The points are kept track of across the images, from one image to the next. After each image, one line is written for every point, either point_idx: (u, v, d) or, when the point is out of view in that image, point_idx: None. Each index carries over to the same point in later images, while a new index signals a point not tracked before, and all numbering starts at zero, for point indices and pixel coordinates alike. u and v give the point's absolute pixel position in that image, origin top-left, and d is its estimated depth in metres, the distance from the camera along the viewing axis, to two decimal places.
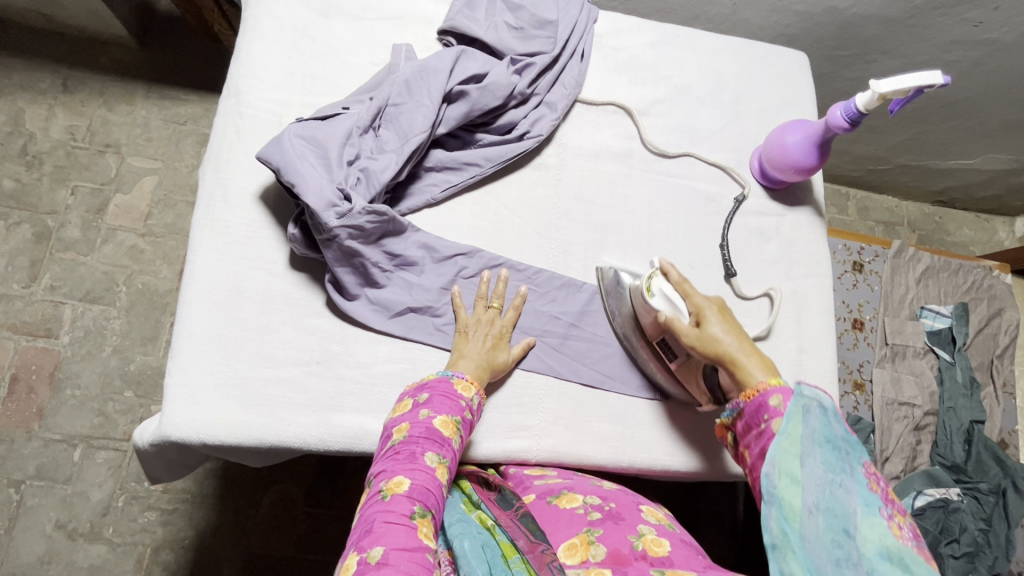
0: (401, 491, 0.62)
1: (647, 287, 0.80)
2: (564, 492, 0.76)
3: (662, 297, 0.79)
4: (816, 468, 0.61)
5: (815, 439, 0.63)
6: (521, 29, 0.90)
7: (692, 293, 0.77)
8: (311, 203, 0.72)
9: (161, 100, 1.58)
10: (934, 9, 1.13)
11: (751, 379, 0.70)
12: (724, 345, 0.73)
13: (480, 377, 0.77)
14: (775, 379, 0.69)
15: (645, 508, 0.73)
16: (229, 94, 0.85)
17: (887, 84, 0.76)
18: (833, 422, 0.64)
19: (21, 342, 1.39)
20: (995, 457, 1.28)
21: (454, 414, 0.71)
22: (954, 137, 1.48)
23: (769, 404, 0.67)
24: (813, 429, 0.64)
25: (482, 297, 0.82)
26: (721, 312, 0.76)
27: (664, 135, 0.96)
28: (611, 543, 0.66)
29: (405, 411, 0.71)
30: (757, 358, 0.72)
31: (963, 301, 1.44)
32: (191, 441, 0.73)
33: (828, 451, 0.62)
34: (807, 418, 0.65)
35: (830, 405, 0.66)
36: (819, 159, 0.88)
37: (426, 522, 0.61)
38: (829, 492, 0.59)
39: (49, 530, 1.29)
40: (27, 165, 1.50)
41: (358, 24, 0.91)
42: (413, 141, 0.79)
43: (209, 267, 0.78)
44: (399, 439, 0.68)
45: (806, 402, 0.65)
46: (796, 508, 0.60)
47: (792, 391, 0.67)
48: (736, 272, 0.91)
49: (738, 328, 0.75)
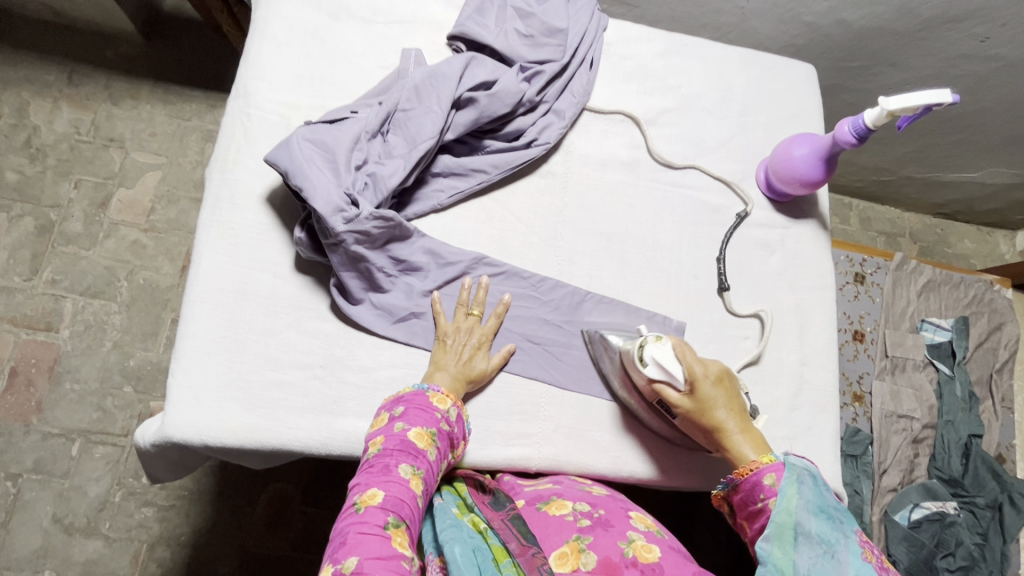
0: (374, 503, 0.62)
1: (640, 354, 0.77)
2: (553, 498, 0.75)
3: (658, 366, 0.77)
4: (810, 540, 0.63)
5: (809, 508, 0.65)
6: (531, 36, 0.90)
7: (690, 362, 0.76)
8: (318, 208, 0.72)
9: (166, 94, 1.57)
10: (941, 23, 1.13)
11: (745, 457, 0.74)
12: (717, 417, 0.76)
13: (457, 389, 0.77)
14: (766, 456, 0.72)
15: (634, 515, 0.72)
16: (238, 95, 0.85)
17: (896, 101, 0.76)
18: (824, 492, 0.67)
19: (22, 335, 1.39)
20: (992, 472, 1.29)
21: (429, 426, 0.71)
22: (959, 150, 1.48)
23: (764, 484, 0.69)
24: (807, 500, 0.66)
25: (462, 304, 0.82)
26: (719, 382, 0.77)
27: (671, 145, 0.96)
28: (601, 551, 0.65)
29: (382, 425, 0.71)
30: (750, 434, 0.76)
31: (963, 315, 1.44)
32: (193, 442, 0.73)
33: (822, 521, 0.64)
34: (801, 489, 0.67)
35: (819, 476, 0.70)
36: (826, 173, 0.88)
37: (401, 532, 0.60)
38: (822, 565, 0.61)
39: (46, 523, 1.29)
40: (31, 157, 1.50)
41: (368, 28, 0.91)
42: (421, 147, 0.79)
43: (215, 267, 0.78)
44: (373, 453, 0.68)
45: (799, 474, 0.69)
46: None
47: (783, 466, 0.70)
48: (730, 286, 0.92)
49: (735, 400, 0.77)
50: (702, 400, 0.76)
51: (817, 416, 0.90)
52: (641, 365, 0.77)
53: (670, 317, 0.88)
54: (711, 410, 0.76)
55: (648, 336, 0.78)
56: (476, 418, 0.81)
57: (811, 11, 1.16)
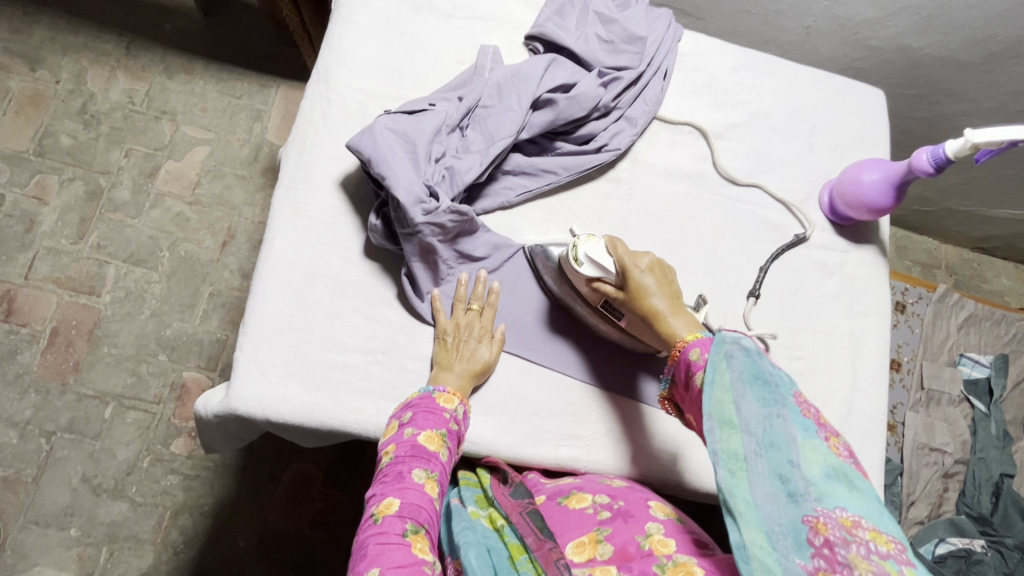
0: (391, 512, 0.61)
1: (574, 253, 0.78)
2: (573, 492, 0.75)
3: (593, 264, 0.77)
4: (750, 407, 0.58)
5: (743, 378, 0.60)
6: (610, 42, 0.91)
7: (621, 252, 0.75)
8: (399, 197, 0.73)
9: (220, 72, 1.60)
10: (1012, 57, 1.11)
11: (675, 336, 0.70)
12: (648, 301, 0.73)
13: (463, 387, 0.76)
14: (695, 334, 0.69)
15: (653, 504, 0.72)
16: (319, 79, 0.86)
17: (982, 134, 0.75)
18: (756, 358, 0.62)
19: (64, 296, 1.42)
20: (1021, 514, 1.27)
21: (439, 427, 0.70)
22: (1010, 185, 1.46)
23: (690, 360, 0.66)
24: (739, 368, 0.61)
25: (460, 300, 0.80)
26: (653, 270, 0.75)
27: (737, 160, 0.96)
28: (618, 542, 0.66)
29: (391, 433, 0.70)
30: (683, 316, 0.72)
31: (1003, 353, 1.43)
32: (256, 416, 0.75)
33: (760, 386, 0.59)
34: (730, 362, 0.62)
35: (750, 344, 0.64)
36: (894, 202, 0.89)
37: (420, 538, 0.60)
38: (768, 426, 0.57)
39: (75, 482, 1.32)
40: (85, 124, 1.53)
41: (448, 22, 0.92)
42: (499, 144, 0.80)
43: (287, 248, 0.80)
44: (386, 462, 0.67)
45: (727, 348, 0.63)
46: (739, 456, 0.57)
47: (711, 340, 0.65)
48: (759, 294, 0.90)
49: (670, 285, 0.75)
50: (635, 288, 0.74)
51: (864, 442, 0.90)
52: (577, 265, 0.77)
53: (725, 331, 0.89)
54: (642, 296, 0.74)
55: (580, 237, 0.79)
56: (529, 416, 0.81)
57: (879, 35, 1.15)
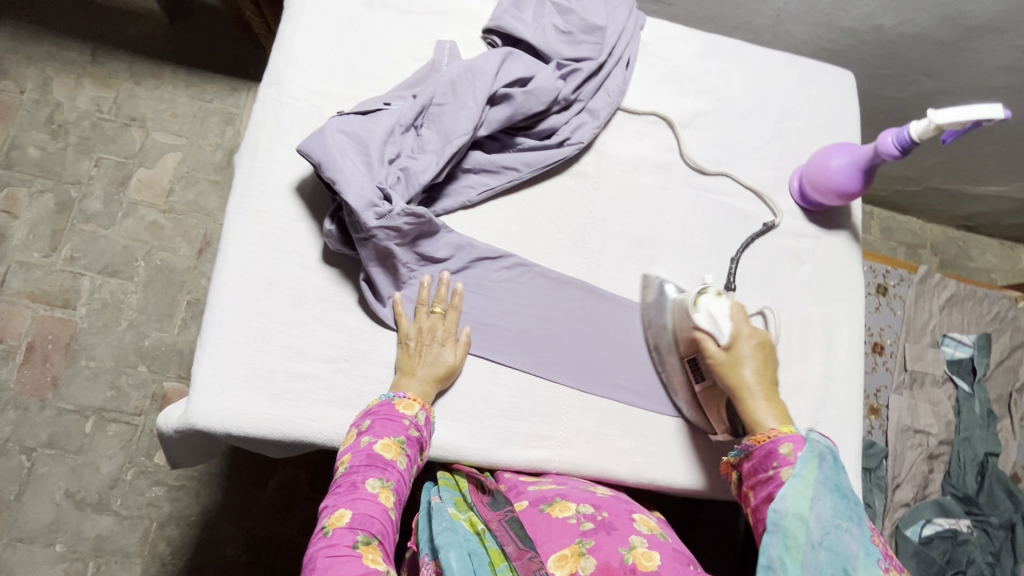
0: (342, 524, 0.61)
1: (695, 302, 0.79)
2: (556, 500, 0.74)
3: (709, 317, 0.78)
4: (823, 510, 0.64)
5: (826, 484, 0.66)
6: (569, 33, 0.89)
7: (739, 322, 0.78)
8: (350, 202, 0.71)
9: (189, 76, 1.57)
10: (984, 33, 1.10)
11: (762, 423, 0.74)
12: (744, 378, 0.76)
13: (427, 393, 0.75)
14: (787, 427, 0.73)
15: (638, 517, 0.72)
16: (270, 82, 0.84)
17: (945, 115, 0.74)
18: (843, 474, 0.68)
19: (40, 311, 1.40)
20: (1007, 491, 1.27)
21: (397, 434, 0.70)
22: (990, 162, 1.45)
23: (779, 452, 0.71)
24: (825, 475, 0.67)
25: (422, 303, 0.79)
26: (760, 347, 0.78)
27: (704, 149, 0.94)
28: (602, 556, 0.65)
29: (348, 442, 0.70)
30: (774, 404, 0.75)
31: (986, 331, 1.42)
32: (217, 431, 0.73)
33: (837, 498, 0.65)
34: (820, 465, 0.68)
35: (840, 460, 0.70)
36: (863, 185, 0.87)
37: (372, 548, 0.59)
38: (834, 532, 0.62)
39: (59, 498, 1.30)
40: (52, 134, 1.50)
41: (402, 18, 0.89)
42: (455, 143, 0.78)
43: (242, 256, 0.78)
44: (341, 472, 0.67)
45: (817, 450, 0.69)
46: (799, 540, 0.62)
47: (804, 440, 0.70)
48: (735, 286, 0.89)
49: (769, 369, 0.78)
50: (737, 356, 0.77)
51: (841, 430, 0.89)
52: (693, 310, 0.79)
53: None
54: (740, 368, 0.76)
55: (710, 289, 0.79)
56: (498, 418, 0.80)
57: (850, 15, 1.13)
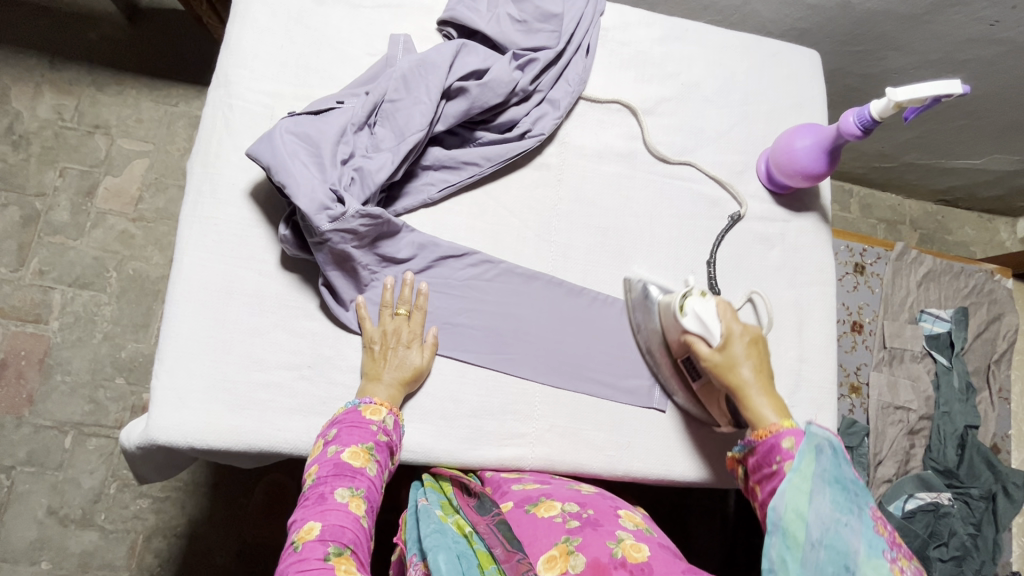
0: (312, 538, 0.60)
1: (681, 305, 0.77)
2: (541, 499, 0.73)
3: (697, 318, 0.76)
4: (823, 508, 0.61)
5: (825, 477, 0.63)
6: (525, 22, 0.87)
7: (729, 319, 0.75)
8: (302, 206, 0.70)
9: (152, 80, 1.52)
10: (949, 6, 1.09)
11: (763, 419, 0.71)
12: (740, 376, 0.73)
13: (393, 398, 0.74)
14: (787, 422, 0.70)
15: (623, 514, 0.70)
16: (219, 84, 0.81)
17: (904, 92, 0.73)
18: (843, 464, 0.64)
19: (11, 327, 1.36)
20: (986, 462, 1.28)
21: (365, 441, 0.69)
22: (962, 136, 1.45)
23: (782, 446, 0.68)
24: (824, 469, 0.64)
25: (385, 305, 0.77)
26: (754, 343, 0.75)
27: (670, 136, 0.93)
28: (591, 552, 0.63)
29: (315, 453, 0.69)
30: (773, 399, 0.73)
31: (963, 305, 1.42)
32: (180, 445, 0.71)
33: (837, 490, 0.62)
34: (818, 458, 0.65)
35: (842, 447, 0.66)
36: (828, 166, 0.86)
37: (345, 559, 0.58)
38: (835, 530, 0.59)
39: (41, 516, 1.28)
40: (14, 145, 1.45)
41: (354, 12, 0.87)
42: (410, 140, 0.76)
43: (198, 266, 0.76)
44: (309, 484, 0.66)
45: (816, 443, 0.65)
46: (800, 539, 0.60)
47: (804, 432, 0.67)
48: (719, 291, 0.88)
49: (766, 364, 0.75)
50: (731, 357, 0.74)
51: (815, 412, 0.89)
52: (680, 314, 0.77)
53: None
54: (736, 367, 0.74)
55: (693, 290, 0.78)
56: (468, 418, 0.79)
57: None
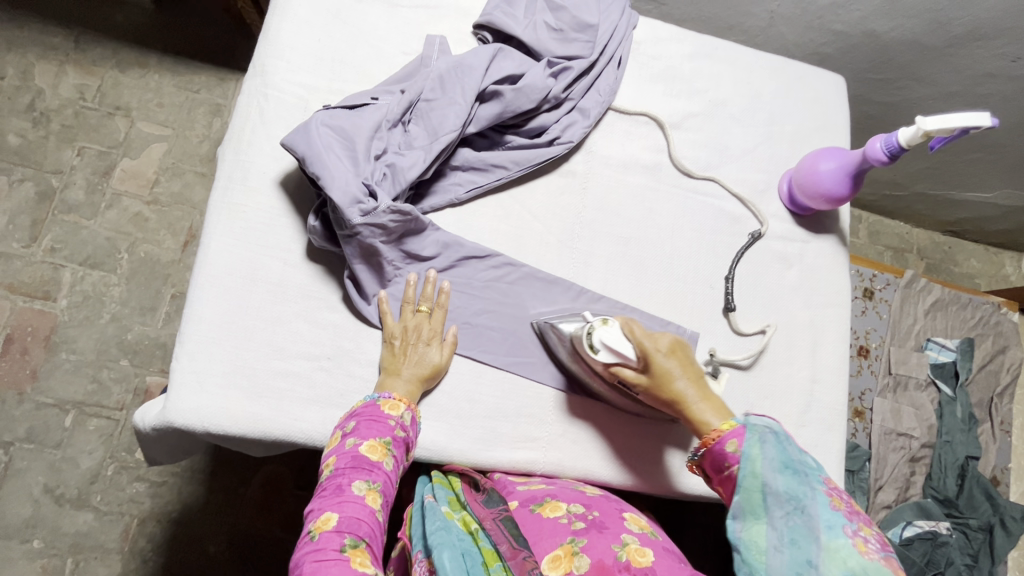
0: (328, 528, 0.61)
1: (589, 341, 0.76)
2: (547, 500, 0.72)
3: (609, 350, 0.75)
4: (777, 499, 0.64)
5: (774, 466, 0.66)
6: (560, 30, 0.88)
7: (640, 337, 0.75)
8: (335, 198, 0.70)
9: (176, 66, 1.53)
10: (973, 40, 1.10)
11: (707, 425, 0.72)
12: (673, 389, 0.74)
13: (412, 394, 0.74)
14: (728, 422, 0.71)
15: (628, 516, 0.69)
16: (256, 73, 0.82)
17: (933, 121, 0.74)
18: (786, 446, 0.68)
19: (19, 303, 1.36)
20: (985, 494, 1.28)
21: (383, 435, 0.69)
22: (977, 169, 1.46)
23: (727, 451, 0.69)
24: (770, 456, 0.67)
25: (408, 301, 0.78)
26: (673, 352, 0.75)
27: (695, 151, 0.94)
28: (595, 554, 0.63)
29: (332, 444, 0.69)
30: (710, 401, 0.74)
31: (969, 336, 1.43)
32: (195, 429, 0.71)
33: (788, 477, 0.65)
34: (763, 447, 0.67)
35: (781, 430, 0.70)
36: (850, 190, 0.87)
37: (360, 552, 0.59)
38: (792, 522, 0.63)
39: (37, 493, 1.27)
40: (34, 122, 1.46)
41: (392, 11, 0.88)
42: (443, 140, 0.77)
43: (224, 251, 0.76)
44: (326, 474, 0.66)
45: (758, 433, 0.68)
46: (761, 546, 0.63)
47: (743, 431, 0.68)
48: (736, 306, 0.89)
49: (692, 366, 0.76)
50: (659, 374, 0.74)
51: (824, 434, 0.89)
52: (593, 351, 0.76)
53: (684, 326, 0.87)
54: (668, 382, 0.74)
55: (596, 322, 0.77)
56: (482, 419, 0.79)
57: (841, 19, 1.13)
